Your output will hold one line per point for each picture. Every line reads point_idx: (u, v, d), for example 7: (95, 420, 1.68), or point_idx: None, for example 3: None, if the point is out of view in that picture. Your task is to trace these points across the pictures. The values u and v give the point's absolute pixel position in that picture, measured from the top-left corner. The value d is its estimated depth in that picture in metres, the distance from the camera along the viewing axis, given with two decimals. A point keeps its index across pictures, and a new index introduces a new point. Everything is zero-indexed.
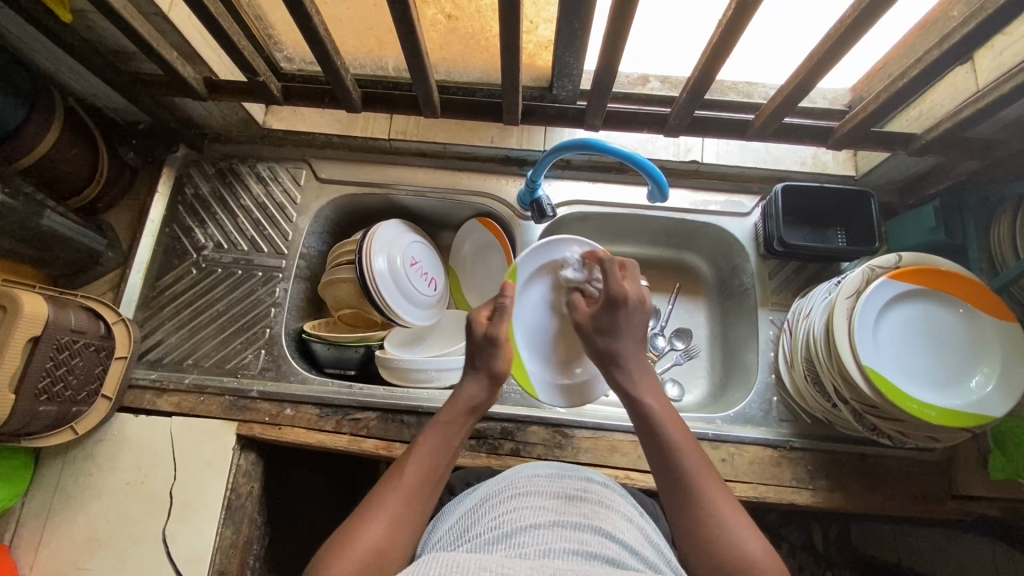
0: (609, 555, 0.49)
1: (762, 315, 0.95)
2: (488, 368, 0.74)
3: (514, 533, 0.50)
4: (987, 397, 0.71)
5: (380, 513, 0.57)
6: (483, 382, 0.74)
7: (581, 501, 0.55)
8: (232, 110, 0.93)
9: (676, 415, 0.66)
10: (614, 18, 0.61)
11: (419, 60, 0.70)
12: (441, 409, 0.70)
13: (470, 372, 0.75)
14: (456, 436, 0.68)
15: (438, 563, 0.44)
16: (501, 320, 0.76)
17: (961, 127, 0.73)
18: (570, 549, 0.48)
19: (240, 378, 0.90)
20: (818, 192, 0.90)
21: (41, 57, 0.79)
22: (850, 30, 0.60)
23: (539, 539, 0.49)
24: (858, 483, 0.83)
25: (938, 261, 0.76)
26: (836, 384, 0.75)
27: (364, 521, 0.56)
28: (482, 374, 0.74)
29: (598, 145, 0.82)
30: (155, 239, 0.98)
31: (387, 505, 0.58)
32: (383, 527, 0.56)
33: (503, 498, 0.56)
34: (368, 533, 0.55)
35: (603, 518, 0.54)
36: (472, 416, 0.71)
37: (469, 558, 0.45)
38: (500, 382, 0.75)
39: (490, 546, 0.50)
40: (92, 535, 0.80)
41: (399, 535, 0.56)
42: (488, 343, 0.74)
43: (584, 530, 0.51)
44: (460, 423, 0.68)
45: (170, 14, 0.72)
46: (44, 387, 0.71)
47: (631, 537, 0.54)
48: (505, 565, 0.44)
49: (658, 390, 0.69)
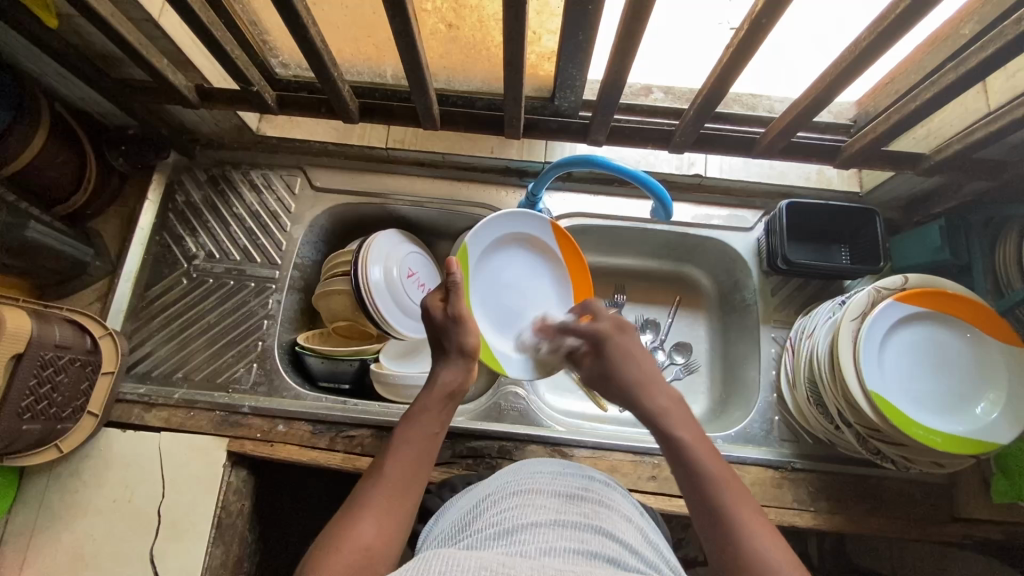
0: (610, 554, 0.47)
1: (764, 332, 0.94)
2: (457, 347, 0.72)
3: (515, 530, 0.48)
4: (992, 425, 0.71)
5: (365, 511, 0.55)
6: (452, 367, 0.71)
7: (581, 500, 0.53)
8: (225, 117, 0.90)
9: (707, 441, 0.63)
10: (623, 36, 0.60)
11: (419, 72, 0.68)
12: (416, 399, 0.68)
13: (441, 358, 0.73)
14: (435, 423, 0.66)
15: (435, 560, 0.42)
16: (457, 297, 0.74)
17: (971, 149, 0.72)
18: (571, 547, 0.46)
19: (232, 394, 0.88)
20: (823, 209, 0.89)
21: (26, 62, 0.77)
22: (865, 53, 0.59)
23: (540, 538, 0.47)
24: (860, 506, 0.82)
25: (945, 283, 0.75)
26: (840, 407, 0.74)
27: (352, 520, 0.54)
28: (452, 355, 0.72)
29: (602, 163, 0.80)
30: (145, 247, 0.95)
31: (374, 503, 0.56)
32: (370, 525, 0.53)
33: (505, 493, 0.55)
34: (354, 531, 0.52)
35: (604, 517, 0.52)
36: (450, 402, 0.69)
37: (469, 556, 0.42)
38: (474, 359, 0.73)
39: (489, 542, 0.48)
40: (77, 555, 0.77)
41: (387, 532, 0.54)
42: (453, 323, 0.73)
43: (585, 529, 0.49)
44: (437, 410, 0.67)
45: (161, 20, 0.70)
46: (27, 405, 0.69)
47: (632, 536, 0.51)
48: (505, 563, 0.42)
49: (691, 422, 0.65)
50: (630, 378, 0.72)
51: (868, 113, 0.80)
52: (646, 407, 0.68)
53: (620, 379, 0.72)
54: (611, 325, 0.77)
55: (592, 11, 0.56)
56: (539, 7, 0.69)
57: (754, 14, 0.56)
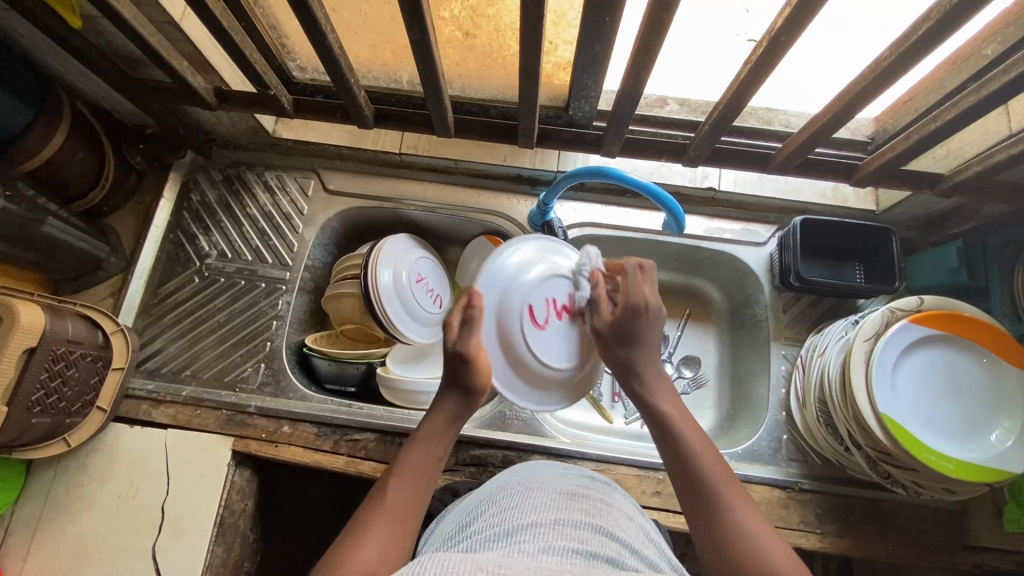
0: (609, 555, 0.46)
1: (774, 349, 0.93)
2: (465, 384, 0.67)
3: (514, 530, 0.47)
4: (1006, 453, 0.69)
5: (367, 537, 0.54)
6: (456, 399, 0.68)
7: (583, 499, 0.53)
8: (243, 119, 0.91)
9: (693, 419, 0.64)
10: (640, 50, 0.60)
11: (435, 80, 0.69)
12: (422, 423, 0.67)
13: (449, 389, 0.68)
14: (439, 447, 0.65)
15: (433, 562, 0.41)
16: (473, 331, 0.68)
17: (991, 171, 0.71)
18: (570, 547, 0.45)
19: (238, 393, 0.88)
20: (838, 227, 0.87)
21: (49, 60, 0.78)
22: (884, 73, 0.58)
23: (539, 537, 0.46)
24: (867, 531, 0.81)
25: (961, 305, 0.74)
26: (850, 429, 0.73)
27: (354, 543, 0.53)
28: (458, 390, 0.67)
29: (614, 174, 0.80)
30: (158, 245, 0.97)
31: (376, 528, 0.55)
32: (373, 548, 0.52)
33: (506, 492, 0.54)
34: (356, 556, 0.51)
35: (605, 517, 0.51)
36: (454, 426, 0.67)
37: (465, 558, 0.41)
38: (478, 396, 0.69)
39: (489, 543, 0.47)
40: (81, 548, 0.78)
41: (389, 556, 0.53)
42: (461, 362, 0.67)
43: (585, 528, 0.48)
44: (442, 436, 0.65)
45: (182, 23, 0.71)
46: (37, 399, 0.69)
47: (632, 536, 0.51)
48: (504, 566, 0.41)
49: (678, 400, 0.66)
50: (638, 357, 0.68)
51: (885, 131, 0.79)
52: (641, 386, 0.68)
53: (636, 359, 0.68)
54: (653, 299, 0.70)
55: (610, 23, 0.56)
56: (555, 17, 0.69)
57: (773, 30, 0.55)
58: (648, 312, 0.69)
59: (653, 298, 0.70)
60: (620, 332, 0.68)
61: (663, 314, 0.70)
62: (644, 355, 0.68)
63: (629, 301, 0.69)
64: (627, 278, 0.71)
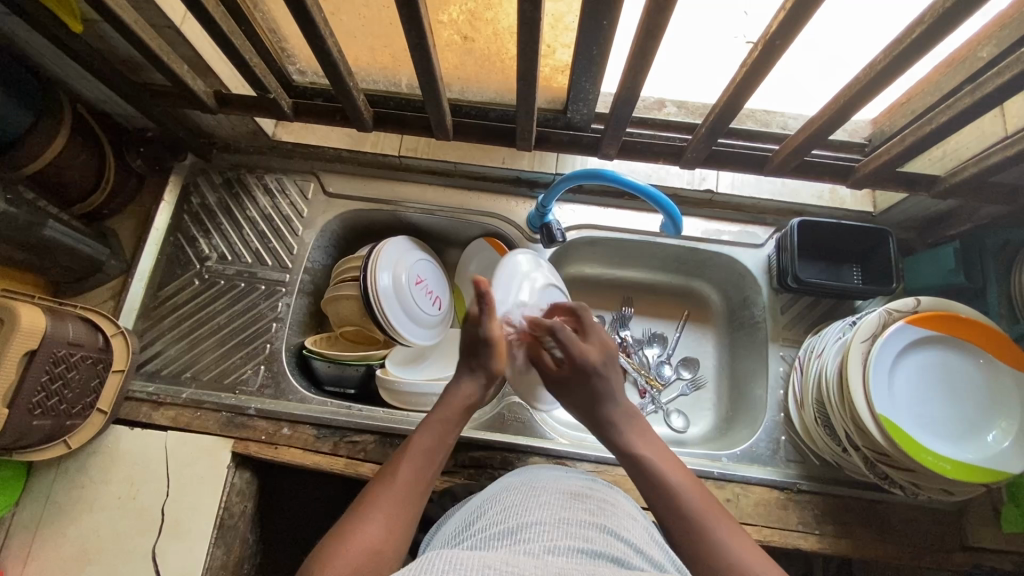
0: (614, 554, 0.46)
1: (773, 350, 0.93)
2: (486, 369, 0.71)
3: (519, 529, 0.47)
4: (1004, 453, 0.69)
5: (374, 514, 0.54)
6: (474, 384, 0.70)
7: (587, 498, 0.53)
8: (243, 122, 0.92)
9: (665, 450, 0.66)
10: (635, 54, 0.60)
11: (433, 84, 0.69)
12: (433, 409, 0.68)
13: (464, 372, 0.71)
14: (450, 433, 0.65)
15: (439, 560, 0.41)
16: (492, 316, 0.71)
17: (986, 173, 0.71)
18: (575, 546, 0.45)
19: (238, 395, 0.88)
20: (834, 229, 0.88)
21: (51, 64, 0.79)
22: (879, 76, 0.59)
23: (544, 536, 0.46)
24: (866, 532, 0.81)
25: (957, 307, 0.74)
26: (848, 430, 0.73)
27: (359, 521, 0.53)
28: (479, 374, 0.71)
29: (611, 177, 0.80)
30: (159, 247, 0.97)
31: (382, 506, 0.55)
32: (379, 526, 0.53)
33: (510, 492, 0.55)
34: (362, 532, 0.52)
35: (609, 517, 0.51)
36: (466, 416, 0.69)
37: (471, 556, 0.41)
38: (497, 381, 0.72)
39: (493, 542, 0.47)
40: (81, 550, 0.78)
41: (393, 533, 0.53)
42: (483, 345, 0.71)
43: (589, 528, 0.48)
44: (454, 422, 0.66)
45: (182, 28, 0.71)
46: (38, 401, 0.70)
47: (636, 535, 0.51)
48: (510, 563, 0.41)
49: (648, 436, 0.68)
50: (605, 405, 0.71)
51: (882, 133, 0.80)
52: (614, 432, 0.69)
53: (607, 416, 0.70)
54: (596, 352, 0.74)
55: (607, 27, 0.57)
56: (553, 21, 0.69)
57: (769, 33, 0.56)
58: (595, 369, 0.73)
59: (594, 348, 0.75)
60: (574, 389, 0.74)
61: (609, 363, 0.74)
62: (611, 407, 0.71)
63: (573, 360, 0.73)
64: (558, 334, 0.75)
